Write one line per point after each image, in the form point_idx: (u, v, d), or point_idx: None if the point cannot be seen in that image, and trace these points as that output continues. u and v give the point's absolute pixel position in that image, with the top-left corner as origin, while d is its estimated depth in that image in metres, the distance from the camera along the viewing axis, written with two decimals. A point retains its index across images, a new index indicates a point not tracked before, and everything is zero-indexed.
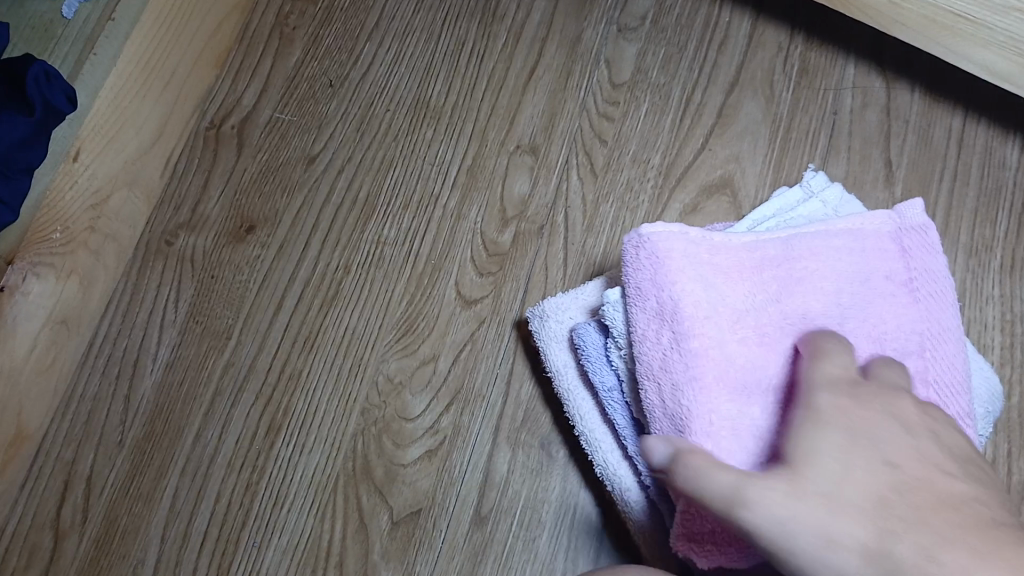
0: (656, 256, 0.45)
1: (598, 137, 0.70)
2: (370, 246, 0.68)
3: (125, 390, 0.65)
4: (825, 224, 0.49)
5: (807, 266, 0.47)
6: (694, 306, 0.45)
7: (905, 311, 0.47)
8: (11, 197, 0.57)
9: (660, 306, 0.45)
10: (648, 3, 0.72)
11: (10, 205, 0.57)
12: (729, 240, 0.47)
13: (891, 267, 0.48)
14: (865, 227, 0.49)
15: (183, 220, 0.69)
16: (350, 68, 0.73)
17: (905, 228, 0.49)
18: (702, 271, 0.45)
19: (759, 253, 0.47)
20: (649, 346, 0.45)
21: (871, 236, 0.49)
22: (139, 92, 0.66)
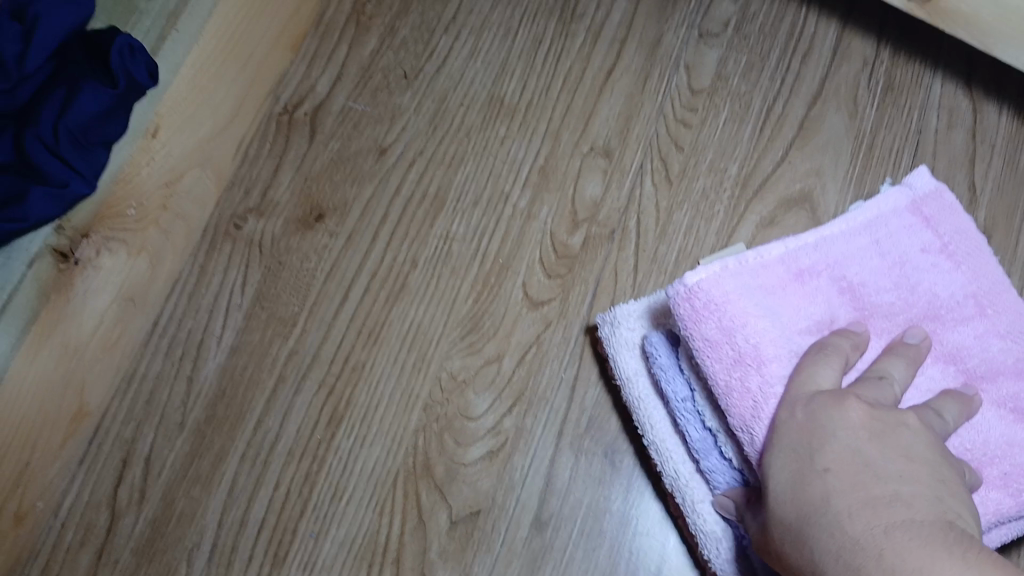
0: (712, 301, 0.48)
1: (674, 143, 0.69)
2: (438, 241, 0.68)
3: (188, 372, 0.65)
4: (845, 221, 0.53)
5: (842, 248, 0.52)
6: (764, 335, 0.48)
7: (944, 276, 0.52)
8: (87, 170, 0.61)
9: (736, 352, 0.47)
10: (731, 8, 0.71)
11: (86, 177, 0.61)
12: (762, 259, 0.50)
13: (925, 240, 0.53)
14: (883, 209, 0.53)
15: (253, 205, 0.69)
16: (424, 61, 0.73)
17: (921, 198, 0.54)
18: (754, 297, 0.48)
19: (794, 264, 0.50)
20: (735, 397, 0.47)
21: (892, 213, 0.53)
22: (216, 69, 0.70)
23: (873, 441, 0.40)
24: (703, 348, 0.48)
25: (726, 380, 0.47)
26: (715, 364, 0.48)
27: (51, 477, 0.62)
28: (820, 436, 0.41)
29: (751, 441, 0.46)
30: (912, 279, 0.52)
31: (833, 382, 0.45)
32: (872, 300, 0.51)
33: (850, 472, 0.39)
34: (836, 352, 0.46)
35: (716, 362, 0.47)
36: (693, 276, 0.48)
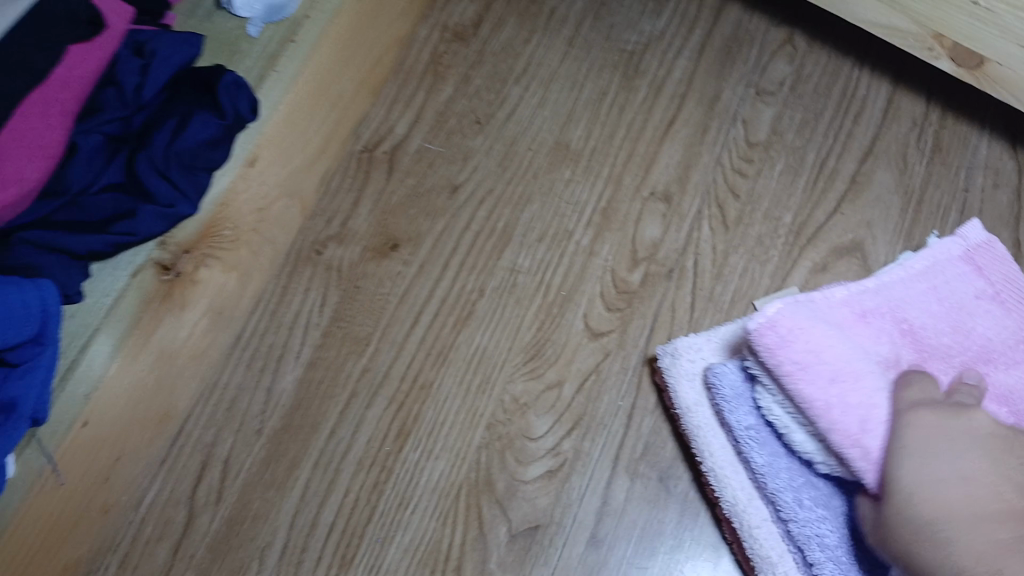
0: (794, 333, 0.52)
1: (731, 190, 0.73)
2: (505, 272, 0.72)
3: (268, 383, 0.70)
4: (902, 267, 0.59)
5: (904, 289, 0.57)
6: (846, 359, 0.52)
7: (996, 320, 0.58)
8: (191, 191, 0.64)
9: (828, 373, 0.52)
10: (785, 69, 0.77)
11: (191, 198, 0.64)
12: (827, 298, 0.55)
13: (977, 286, 0.59)
14: (939, 256, 0.59)
15: (334, 233, 0.75)
16: (496, 107, 0.79)
17: (971, 248, 0.60)
18: (829, 329, 0.53)
19: (858, 304, 0.56)
20: (834, 414, 0.51)
21: (946, 261, 0.59)
22: (307, 111, 0.74)
23: (996, 463, 0.48)
24: (795, 374, 0.52)
25: (826, 398, 0.51)
26: (810, 386, 0.51)
27: (138, 473, 0.67)
28: (952, 452, 0.48)
29: (858, 453, 0.51)
30: (967, 322, 0.57)
31: (927, 397, 0.51)
32: (934, 339, 0.56)
33: (985, 483, 0.47)
34: (920, 379, 0.53)
35: (808, 385, 0.51)
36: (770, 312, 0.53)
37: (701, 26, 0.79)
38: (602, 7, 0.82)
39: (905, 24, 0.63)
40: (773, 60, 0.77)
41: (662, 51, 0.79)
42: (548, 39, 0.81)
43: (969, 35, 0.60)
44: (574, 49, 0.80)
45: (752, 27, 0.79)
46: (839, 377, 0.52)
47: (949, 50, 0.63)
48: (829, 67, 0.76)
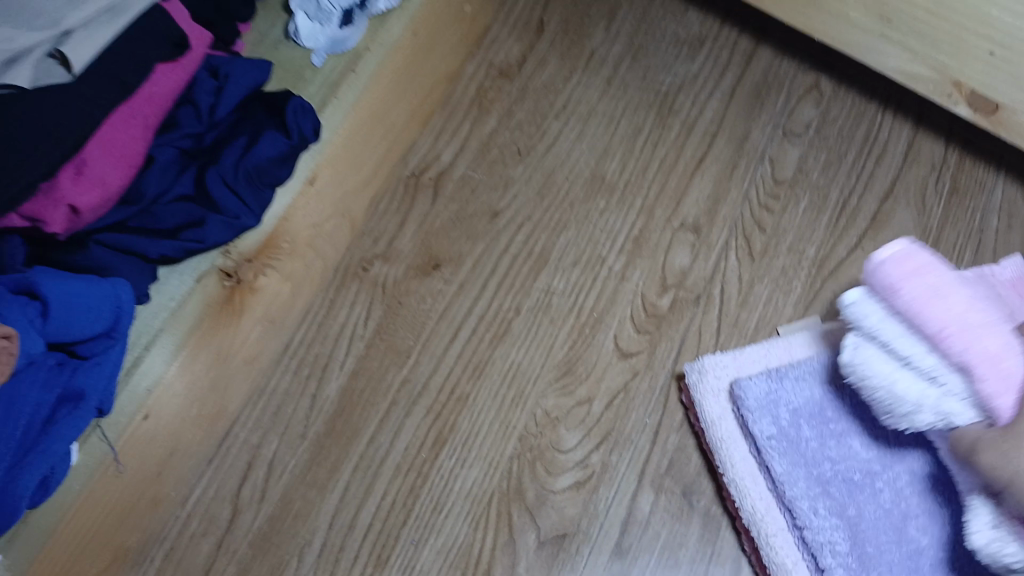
0: (920, 263, 0.53)
1: (758, 224, 0.77)
2: (540, 294, 0.76)
3: (313, 390, 0.74)
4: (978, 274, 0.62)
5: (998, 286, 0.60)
6: (976, 292, 0.53)
7: None
8: (255, 203, 0.69)
9: (961, 299, 0.52)
10: (812, 113, 0.81)
11: (254, 211, 0.69)
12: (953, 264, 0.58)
13: None
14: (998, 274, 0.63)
15: (380, 251, 0.80)
16: (536, 141, 0.84)
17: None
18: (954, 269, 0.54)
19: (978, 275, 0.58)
20: (969, 338, 0.51)
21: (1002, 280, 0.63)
22: (365, 132, 0.79)
23: None
24: (923, 299, 0.52)
25: (960, 321, 0.51)
26: (938, 309, 0.52)
27: (188, 470, 0.71)
28: None
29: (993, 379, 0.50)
30: None
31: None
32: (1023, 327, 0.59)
33: None
34: None
35: (940, 310, 0.52)
36: (884, 254, 0.55)
37: (733, 70, 0.84)
38: (638, 50, 0.87)
39: (925, 72, 0.69)
40: (800, 104, 0.82)
41: (695, 93, 0.84)
42: (586, 79, 0.87)
43: (981, 80, 0.67)
44: (610, 88, 0.86)
45: (781, 72, 0.83)
46: (975, 304, 0.52)
47: (967, 96, 0.69)
48: (854, 111, 0.81)
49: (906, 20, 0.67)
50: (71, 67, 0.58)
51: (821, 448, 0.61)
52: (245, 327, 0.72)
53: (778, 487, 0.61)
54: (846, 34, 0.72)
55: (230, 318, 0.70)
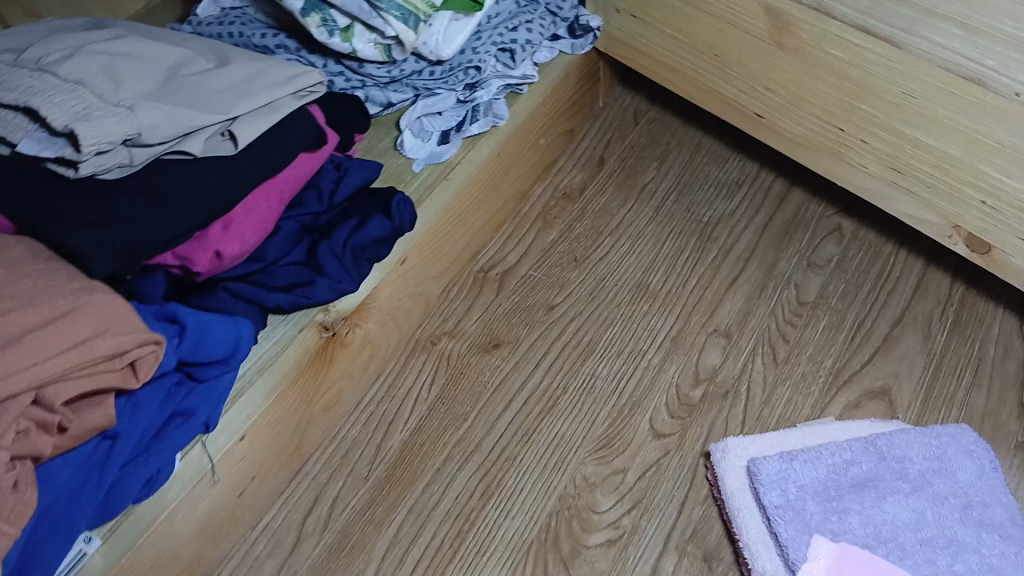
0: None
1: (783, 337, 0.88)
2: (585, 377, 0.87)
3: (379, 440, 0.85)
4: (921, 436, 0.75)
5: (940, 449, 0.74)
6: None
7: (977, 498, 0.73)
8: (356, 272, 0.81)
9: None
10: (833, 249, 0.94)
11: (354, 278, 0.80)
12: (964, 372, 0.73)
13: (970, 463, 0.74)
14: (942, 431, 0.76)
15: (448, 330, 0.93)
16: (591, 251, 0.98)
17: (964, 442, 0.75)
18: None
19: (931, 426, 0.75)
20: None
21: (951, 441, 0.75)
22: (448, 229, 0.93)
23: None
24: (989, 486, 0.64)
25: None
26: None
27: (269, 495, 0.82)
28: None
29: None
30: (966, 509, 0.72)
31: None
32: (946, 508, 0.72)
33: None
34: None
35: None
36: None
37: (765, 209, 0.99)
38: (685, 187, 1.03)
39: (932, 217, 0.83)
40: (823, 241, 0.95)
41: (731, 226, 0.98)
42: (638, 207, 1.02)
43: (978, 226, 0.80)
44: (658, 215, 1.00)
45: (807, 215, 0.97)
46: None
47: (964, 238, 0.82)
48: (869, 251, 0.93)
49: (913, 172, 0.81)
50: (236, 143, 0.76)
51: (824, 522, 0.71)
52: (334, 378, 0.84)
53: (784, 548, 0.69)
54: (867, 182, 0.87)
55: (325, 367, 0.82)
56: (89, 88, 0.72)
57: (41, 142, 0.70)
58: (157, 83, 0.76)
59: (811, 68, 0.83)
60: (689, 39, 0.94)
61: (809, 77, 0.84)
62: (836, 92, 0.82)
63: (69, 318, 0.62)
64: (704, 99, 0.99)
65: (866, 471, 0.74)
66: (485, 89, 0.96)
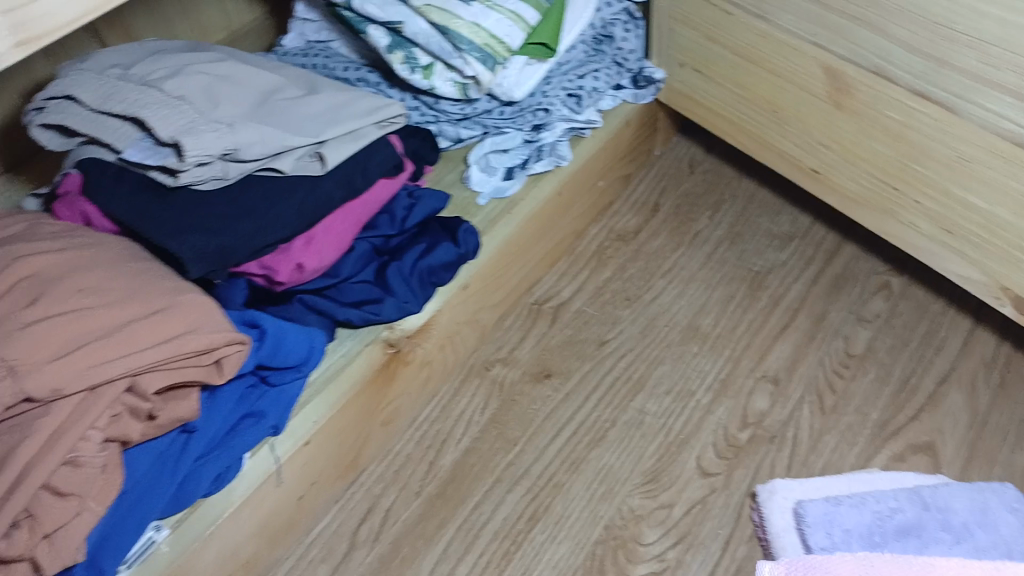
0: None
1: (829, 384, 0.90)
2: (634, 412, 0.90)
3: (431, 459, 0.88)
4: (968, 491, 0.79)
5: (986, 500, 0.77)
6: None
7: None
8: (421, 294, 0.85)
9: None
10: (881, 305, 0.97)
11: (418, 299, 0.84)
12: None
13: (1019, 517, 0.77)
14: (988, 487, 0.79)
15: (503, 357, 0.96)
16: (644, 291, 1.01)
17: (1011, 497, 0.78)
18: None
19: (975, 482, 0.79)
20: None
21: (997, 496, 0.78)
22: (509, 261, 0.97)
23: None
24: None
25: None
26: None
27: (325, 503, 0.85)
28: None
29: None
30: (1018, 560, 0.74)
31: None
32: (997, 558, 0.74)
33: None
34: None
35: None
36: None
37: (815, 262, 1.02)
38: (737, 237, 1.06)
39: (979, 276, 0.86)
40: (872, 297, 0.98)
41: (782, 276, 1.01)
42: (690, 252, 1.05)
43: None
44: (710, 260, 1.04)
45: (856, 270, 1.00)
46: None
47: (1012, 298, 0.85)
48: (917, 308, 0.96)
49: (963, 233, 0.84)
50: (324, 163, 0.81)
51: None
52: (394, 394, 0.88)
53: None
54: (916, 240, 0.90)
55: (387, 383, 0.86)
56: (193, 106, 0.78)
57: (146, 151, 0.76)
58: (254, 105, 0.82)
59: (867, 128, 0.86)
60: (748, 94, 0.99)
61: (865, 138, 0.88)
62: (889, 151, 0.86)
63: (164, 314, 0.66)
64: (758, 150, 1.04)
65: (914, 518, 0.77)
66: (550, 130, 1.02)
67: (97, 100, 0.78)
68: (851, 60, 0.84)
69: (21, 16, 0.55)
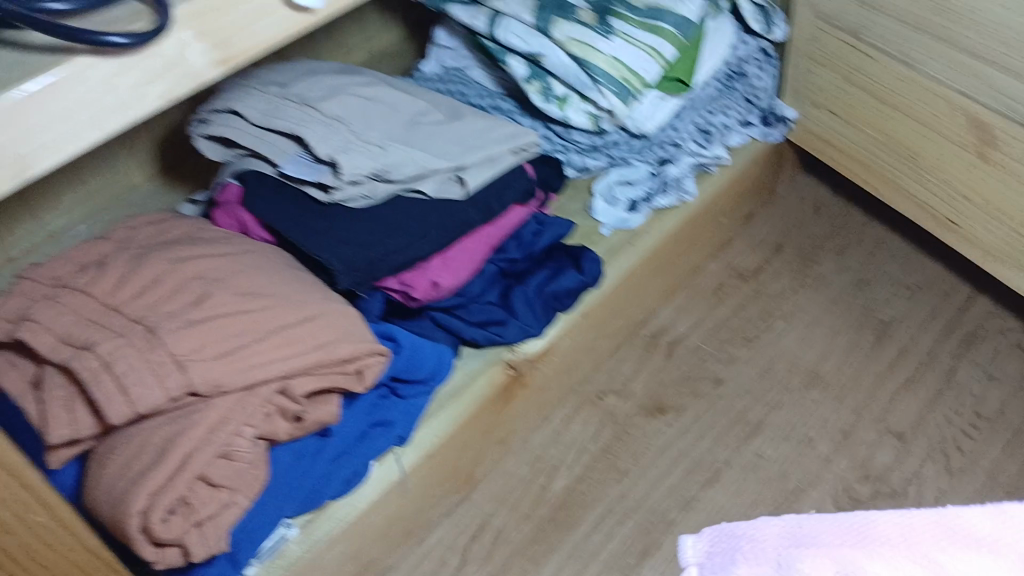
0: None
1: (956, 445, 0.87)
2: (749, 455, 0.89)
3: (542, 482, 0.90)
4: None
5: None
6: None
7: None
8: (545, 319, 0.87)
9: None
10: (1015, 365, 0.93)
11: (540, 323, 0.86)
12: None
13: None
14: None
15: (616, 388, 0.97)
16: (762, 332, 1.01)
17: None
18: None
19: None
20: None
21: None
22: (629, 293, 0.99)
23: None
24: None
25: None
26: None
27: (438, 516, 0.87)
28: None
29: None
30: None
31: None
32: None
33: None
34: None
35: None
36: None
37: (944, 315, 0.99)
38: (862, 283, 1.04)
39: None
40: (1005, 356, 0.94)
41: (908, 327, 0.98)
42: (812, 295, 1.04)
43: None
44: (832, 305, 1.02)
45: (989, 327, 0.97)
46: None
47: None
48: None
49: None
50: (464, 187, 0.84)
51: None
52: (511, 415, 0.90)
53: None
54: None
55: (505, 403, 0.88)
56: (347, 126, 0.83)
57: (303, 166, 0.81)
58: (400, 128, 0.86)
59: (1011, 181, 0.84)
60: (886, 139, 0.97)
61: (1008, 191, 0.85)
62: None
63: (316, 321, 0.70)
64: (890, 196, 1.01)
65: None
66: (676, 164, 1.02)
67: (259, 116, 0.83)
68: (996, 110, 0.82)
69: (223, 34, 0.55)
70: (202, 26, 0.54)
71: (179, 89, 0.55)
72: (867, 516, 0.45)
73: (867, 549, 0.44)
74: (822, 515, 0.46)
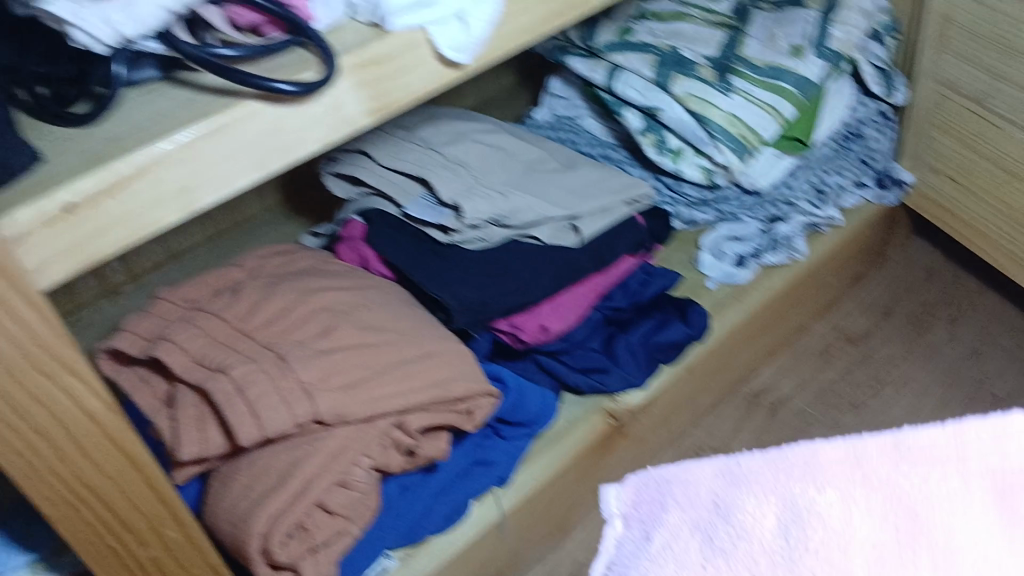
0: None
1: None
2: None
3: None
4: None
5: None
6: None
7: None
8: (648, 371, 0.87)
9: None
10: None
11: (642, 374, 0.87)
12: None
13: None
14: None
15: (715, 445, 0.96)
16: (869, 399, 0.98)
17: None
18: None
19: None
20: None
21: None
22: (733, 351, 0.98)
23: None
24: None
25: None
26: None
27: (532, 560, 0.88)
28: None
29: None
30: None
31: None
32: None
33: None
34: None
35: None
36: None
37: None
38: (978, 355, 1.00)
39: None
40: None
41: None
42: (922, 364, 1.01)
43: None
44: (944, 376, 0.99)
45: None
46: None
47: None
48: None
49: None
50: (579, 235, 0.86)
51: None
52: (609, 465, 0.90)
53: None
54: None
55: (605, 453, 0.89)
56: (469, 171, 0.86)
57: (426, 208, 0.84)
58: (519, 175, 0.89)
59: None
60: (1011, 213, 0.94)
61: None
62: None
63: (432, 358, 0.72)
64: (1012, 268, 0.98)
65: None
66: (787, 223, 1.01)
67: (386, 157, 0.87)
68: None
69: (383, 86, 0.59)
70: (365, 79, 0.58)
71: (335, 137, 0.59)
72: (783, 451, 0.45)
73: (815, 482, 0.43)
74: (750, 453, 0.45)
